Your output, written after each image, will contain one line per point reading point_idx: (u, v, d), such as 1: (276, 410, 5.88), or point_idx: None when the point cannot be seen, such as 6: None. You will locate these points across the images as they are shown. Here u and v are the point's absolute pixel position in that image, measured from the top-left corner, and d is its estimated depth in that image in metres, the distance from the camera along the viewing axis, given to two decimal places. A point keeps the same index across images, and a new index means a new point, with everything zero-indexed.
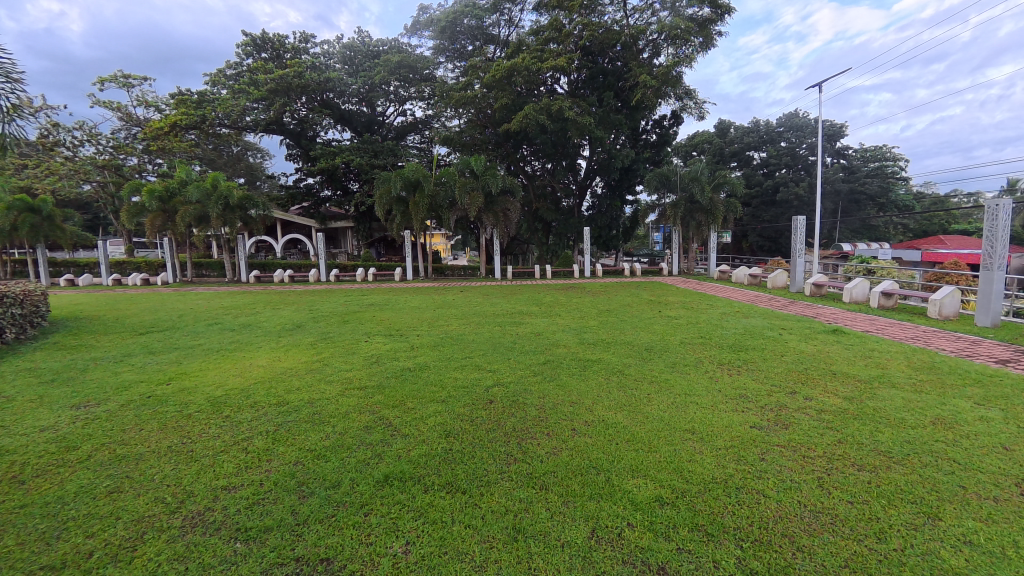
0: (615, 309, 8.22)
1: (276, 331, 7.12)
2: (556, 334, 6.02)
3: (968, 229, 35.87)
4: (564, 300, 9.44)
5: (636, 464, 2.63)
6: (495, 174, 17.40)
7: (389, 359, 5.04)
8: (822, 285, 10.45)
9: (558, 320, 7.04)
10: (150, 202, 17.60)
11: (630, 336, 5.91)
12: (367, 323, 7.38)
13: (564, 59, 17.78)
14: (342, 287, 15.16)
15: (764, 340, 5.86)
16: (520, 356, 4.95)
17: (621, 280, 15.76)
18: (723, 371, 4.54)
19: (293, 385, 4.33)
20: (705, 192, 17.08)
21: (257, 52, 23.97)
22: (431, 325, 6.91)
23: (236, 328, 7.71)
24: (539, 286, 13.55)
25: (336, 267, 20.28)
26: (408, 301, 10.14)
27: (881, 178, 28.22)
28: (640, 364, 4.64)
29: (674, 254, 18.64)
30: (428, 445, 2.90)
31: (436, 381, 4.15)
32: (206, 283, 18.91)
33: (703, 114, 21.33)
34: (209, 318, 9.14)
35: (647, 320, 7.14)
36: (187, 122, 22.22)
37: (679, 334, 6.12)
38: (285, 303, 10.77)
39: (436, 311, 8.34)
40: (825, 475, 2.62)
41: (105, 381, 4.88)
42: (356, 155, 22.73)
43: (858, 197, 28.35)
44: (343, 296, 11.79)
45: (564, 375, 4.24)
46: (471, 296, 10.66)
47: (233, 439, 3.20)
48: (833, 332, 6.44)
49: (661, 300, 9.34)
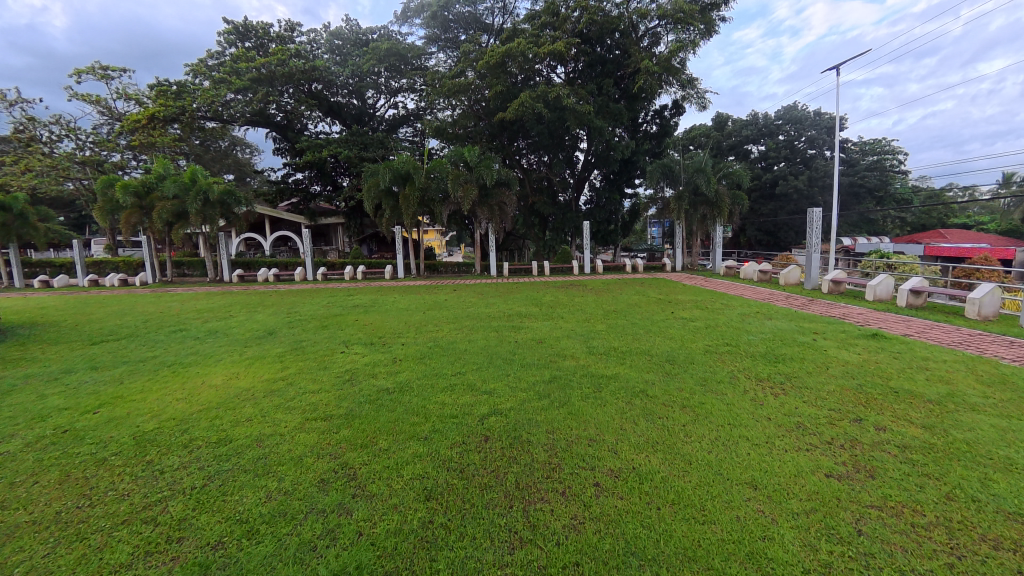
0: (623, 309, 7.45)
1: (244, 339, 6.28)
2: (562, 340, 5.27)
3: (966, 222, 35.60)
4: (566, 299, 8.71)
5: (691, 547, 1.90)
6: (490, 166, 16.62)
7: (365, 376, 4.26)
8: (841, 282, 9.77)
9: (562, 323, 6.26)
10: (125, 197, 16.56)
11: (648, 343, 5.18)
12: (348, 329, 6.59)
13: (561, 45, 16.96)
14: (327, 286, 14.29)
15: (799, 347, 5.11)
16: (521, 371, 4.15)
17: (624, 276, 15.01)
18: (766, 392, 3.75)
19: (245, 414, 3.55)
20: (711, 183, 16.28)
21: (241, 40, 22.94)
22: (419, 330, 6.15)
23: (202, 335, 6.87)
24: (536, 283, 12.82)
25: (323, 266, 19.42)
26: (395, 302, 9.37)
27: (881, 171, 27.74)
28: (665, 382, 3.86)
29: (678, 249, 17.84)
30: (400, 515, 2.13)
31: (419, 408, 3.36)
32: (187, 284, 17.91)
33: (705, 104, 20.54)
34: (177, 323, 8.29)
35: (661, 324, 6.37)
36: (166, 113, 21.22)
37: (701, 341, 5.36)
38: (262, 306, 9.95)
39: (425, 313, 7.58)
40: (958, 561, 1.88)
41: (21, 409, 4.03)
42: (344, 148, 21.85)
43: (858, 190, 27.81)
44: (327, 297, 10.96)
45: (575, 400, 3.44)
46: (465, 295, 9.92)
47: (145, 502, 2.43)
48: (871, 337, 5.69)
49: (671, 300, 8.59)
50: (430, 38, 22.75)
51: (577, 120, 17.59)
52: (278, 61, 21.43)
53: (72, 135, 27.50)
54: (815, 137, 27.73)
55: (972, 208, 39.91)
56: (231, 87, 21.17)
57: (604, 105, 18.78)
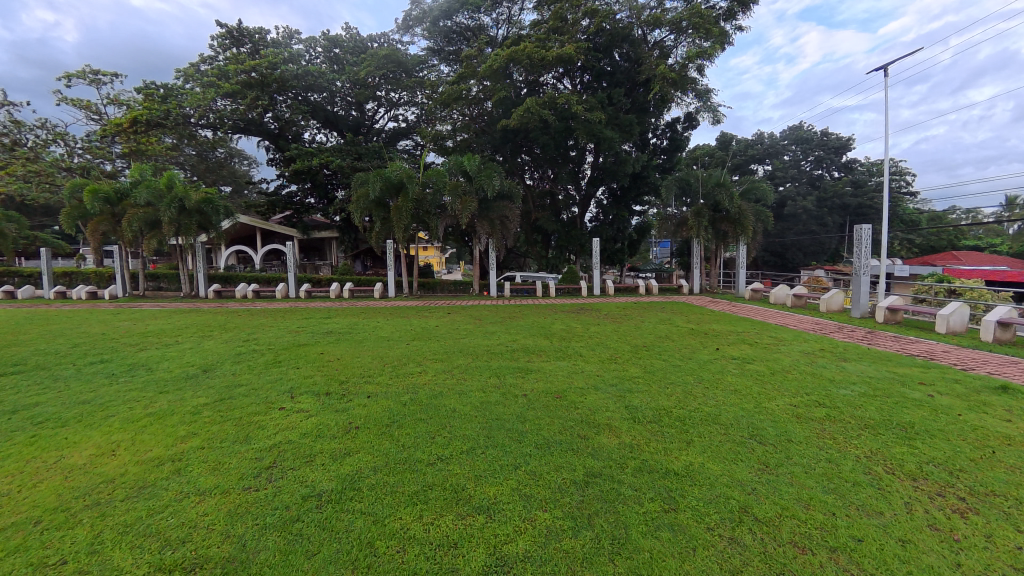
0: (657, 345, 5.94)
1: (163, 383, 4.71)
2: (590, 397, 3.74)
3: (979, 245, 34.49)
4: (580, 328, 7.27)
5: None
6: (492, 177, 15.32)
7: (294, 461, 2.77)
8: (898, 309, 8.45)
9: (584, 366, 4.74)
10: (93, 204, 15.16)
11: (713, 404, 3.69)
12: (305, 367, 5.04)
13: (570, 49, 15.82)
14: (308, 305, 12.82)
15: (925, 413, 3.62)
16: (537, 455, 2.70)
17: (639, 299, 13.68)
18: (944, 510, 2.31)
19: (66, 548, 2.07)
20: (733, 199, 14.90)
21: (235, 46, 21.92)
22: (394, 373, 4.63)
23: (121, 372, 5.32)
24: (541, 306, 11.37)
25: (308, 282, 17.94)
26: (376, 328, 7.85)
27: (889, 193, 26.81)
28: (771, 490, 2.40)
29: (696, 269, 16.24)
30: None
31: (360, 552, 1.91)
32: (157, 299, 16.40)
33: (718, 117, 19.38)
34: (114, 350, 6.80)
35: (712, 368, 4.86)
36: (150, 117, 19.99)
37: (781, 400, 3.88)
38: (223, 329, 8.44)
39: (407, 346, 6.08)
40: None
41: None
42: (337, 156, 20.74)
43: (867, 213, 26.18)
44: (303, 319, 9.49)
45: (637, 534, 1.99)
46: (460, 321, 8.43)
47: None
48: (1003, 392, 4.22)
49: (709, 331, 7.07)
50: (432, 49, 21.93)
51: (587, 131, 16.42)
52: (270, 65, 20.37)
53: (61, 141, 26.40)
54: (821, 157, 27.26)
55: (978, 230, 39.14)
56: (219, 91, 20.04)
57: (615, 116, 17.53)
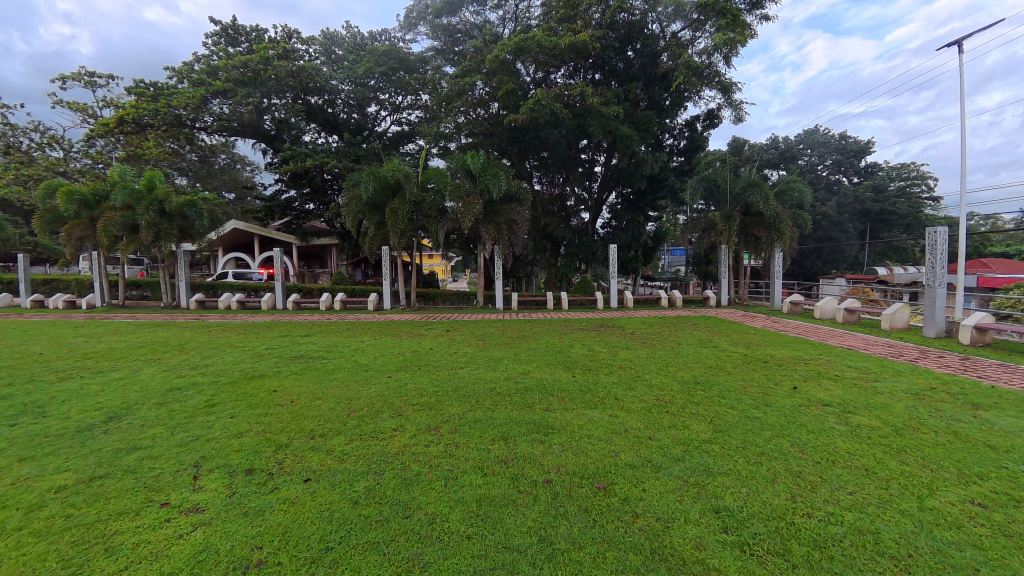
0: (717, 382, 4.50)
1: (38, 441, 3.32)
2: (655, 492, 2.34)
3: (1007, 253, 32.63)
4: (609, 353, 5.91)
5: None
6: (497, 176, 14.01)
7: None
8: (988, 329, 7.01)
9: (628, 423, 3.33)
10: (68, 206, 14.09)
11: (856, 509, 2.27)
12: (242, 417, 3.67)
13: (584, 36, 14.50)
14: (292, 318, 11.54)
15: None
16: None
17: (661, 312, 12.28)
18: None
19: None
20: (768, 201, 13.41)
21: (230, 44, 20.95)
22: (358, 432, 3.25)
23: (3, 416, 3.96)
24: (552, 322, 10.04)
25: (298, 291, 16.73)
26: (359, 351, 6.56)
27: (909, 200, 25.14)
28: None
29: (722, 279, 14.73)
30: None
31: None
32: (135, 309, 15.31)
33: (741, 116, 17.99)
34: (34, 379, 5.50)
35: (812, 423, 3.45)
36: (138, 116, 18.94)
37: (956, 495, 2.45)
38: (184, 350, 7.15)
39: (387, 381, 4.70)
40: None
41: None
42: (334, 158, 19.65)
43: (888, 218, 24.70)
44: (281, 337, 8.20)
45: None
46: (459, 342, 7.10)
47: None
48: None
49: (770, 359, 5.64)
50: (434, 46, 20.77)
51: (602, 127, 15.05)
52: (264, 62, 19.30)
53: (54, 143, 25.52)
54: (840, 161, 25.85)
55: (1003, 237, 37.30)
56: (211, 89, 18.98)
57: (631, 112, 16.16)
